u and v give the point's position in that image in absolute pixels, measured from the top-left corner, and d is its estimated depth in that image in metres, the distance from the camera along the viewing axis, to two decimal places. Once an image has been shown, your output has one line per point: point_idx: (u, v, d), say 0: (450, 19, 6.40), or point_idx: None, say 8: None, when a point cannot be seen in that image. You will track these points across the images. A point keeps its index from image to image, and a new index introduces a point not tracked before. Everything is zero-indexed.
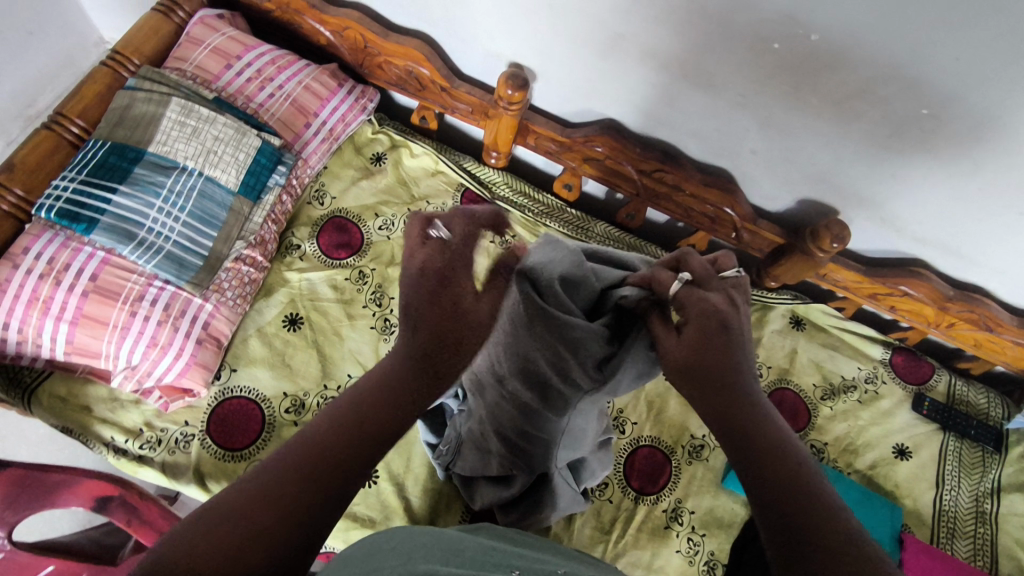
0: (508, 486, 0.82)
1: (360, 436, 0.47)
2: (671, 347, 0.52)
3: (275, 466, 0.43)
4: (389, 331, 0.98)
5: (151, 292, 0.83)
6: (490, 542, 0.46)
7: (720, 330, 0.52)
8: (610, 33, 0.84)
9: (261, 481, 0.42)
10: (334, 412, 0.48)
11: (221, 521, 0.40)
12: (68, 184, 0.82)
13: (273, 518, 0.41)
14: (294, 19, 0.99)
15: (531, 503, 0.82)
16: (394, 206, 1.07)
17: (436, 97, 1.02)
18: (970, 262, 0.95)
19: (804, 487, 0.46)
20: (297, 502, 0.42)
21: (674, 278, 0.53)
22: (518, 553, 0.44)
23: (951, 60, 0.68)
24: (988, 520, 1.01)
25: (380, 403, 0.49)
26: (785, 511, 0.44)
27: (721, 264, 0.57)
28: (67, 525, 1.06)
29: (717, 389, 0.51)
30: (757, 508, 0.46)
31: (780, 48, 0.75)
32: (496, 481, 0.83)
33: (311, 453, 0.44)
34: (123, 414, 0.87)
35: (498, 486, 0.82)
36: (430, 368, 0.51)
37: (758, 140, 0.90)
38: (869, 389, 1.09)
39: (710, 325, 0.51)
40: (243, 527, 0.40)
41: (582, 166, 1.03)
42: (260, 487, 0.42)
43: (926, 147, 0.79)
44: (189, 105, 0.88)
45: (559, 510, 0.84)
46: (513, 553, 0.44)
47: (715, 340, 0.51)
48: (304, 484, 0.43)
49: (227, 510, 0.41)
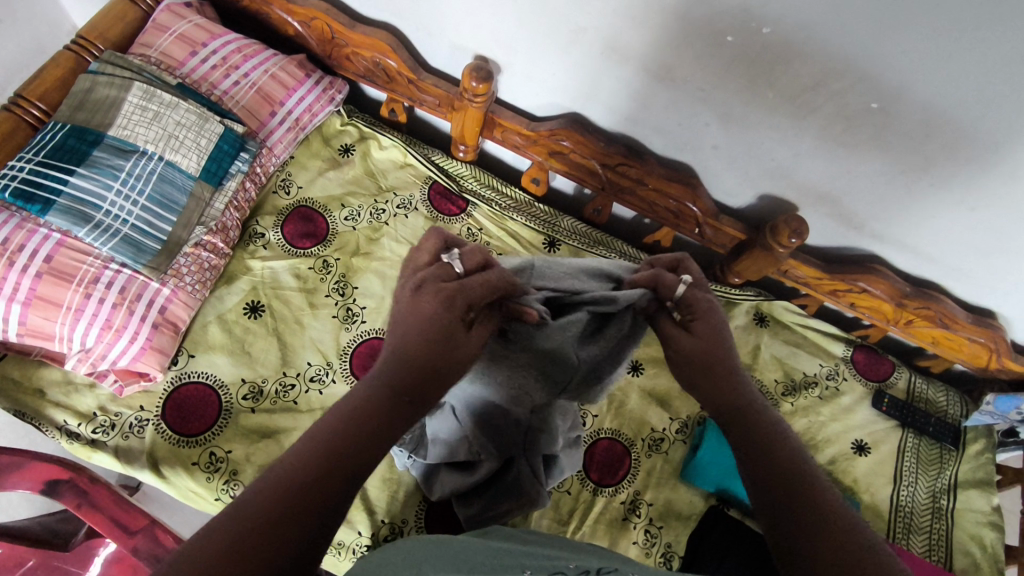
0: (470, 473, 0.79)
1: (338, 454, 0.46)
2: (682, 339, 0.61)
3: (254, 495, 0.43)
4: (351, 320, 0.98)
5: (107, 274, 0.83)
6: (501, 545, 0.47)
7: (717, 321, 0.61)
8: (571, 25, 0.85)
9: (240, 513, 0.42)
10: (324, 429, 0.48)
11: (209, 554, 0.39)
12: (25, 165, 0.81)
13: (280, 527, 0.42)
14: (263, 9, 1.00)
15: (495, 495, 0.78)
16: (360, 197, 1.08)
17: (403, 89, 1.03)
18: (925, 259, 0.96)
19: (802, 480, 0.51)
20: (287, 525, 0.42)
21: (677, 282, 0.62)
22: (526, 555, 0.45)
23: (899, 53, 0.69)
24: (944, 515, 1.02)
25: (358, 424, 0.48)
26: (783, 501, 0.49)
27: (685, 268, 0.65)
28: (22, 512, 1.05)
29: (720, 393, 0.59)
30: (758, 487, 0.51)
31: (734, 41, 0.76)
32: (459, 469, 0.80)
33: (294, 477, 0.44)
34: (77, 398, 0.86)
35: (462, 475, 0.79)
36: (403, 388, 0.51)
37: (717, 134, 0.91)
38: (830, 385, 1.10)
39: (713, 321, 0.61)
40: (251, 537, 0.41)
41: (548, 160, 1.04)
42: (239, 516, 0.41)
43: (879, 141, 0.81)
44: (152, 91, 0.89)
45: (532, 503, 0.78)
46: (524, 555, 0.45)
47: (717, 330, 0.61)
48: (289, 506, 0.43)
49: (233, 518, 0.41)
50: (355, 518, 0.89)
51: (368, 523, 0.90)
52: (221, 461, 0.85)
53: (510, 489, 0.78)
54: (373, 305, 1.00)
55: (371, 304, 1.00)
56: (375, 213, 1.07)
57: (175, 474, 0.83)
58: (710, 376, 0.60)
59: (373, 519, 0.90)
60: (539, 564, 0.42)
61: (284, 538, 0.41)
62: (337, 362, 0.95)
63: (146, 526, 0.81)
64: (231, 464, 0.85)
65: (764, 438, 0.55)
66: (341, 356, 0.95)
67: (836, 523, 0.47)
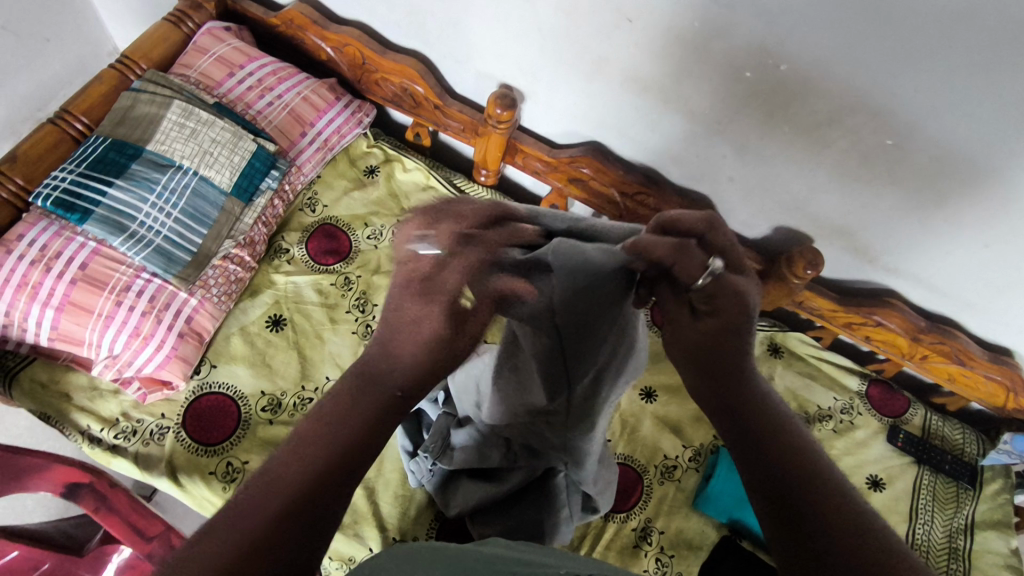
0: (498, 483, 0.79)
1: (302, 475, 0.44)
2: (687, 329, 0.55)
3: (260, 485, 0.43)
4: (369, 336, 0.99)
5: (138, 283, 0.86)
6: (496, 550, 0.48)
7: (741, 318, 0.53)
8: (593, 56, 0.88)
9: (251, 500, 0.42)
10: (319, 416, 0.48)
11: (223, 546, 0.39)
12: (67, 175, 0.85)
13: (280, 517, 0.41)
14: (298, 34, 1.04)
15: (520, 511, 0.78)
16: (384, 217, 1.10)
17: (429, 114, 1.06)
18: (941, 294, 0.97)
19: (819, 465, 0.49)
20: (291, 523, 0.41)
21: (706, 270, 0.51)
22: (520, 561, 0.46)
23: (914, 89, 0.71)
24: (961, 556, 1.01)
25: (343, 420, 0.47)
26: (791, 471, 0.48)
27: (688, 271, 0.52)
28: (36, 517, 1.06)
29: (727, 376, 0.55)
30: (762, 466, 0.49)
31: (753, 76, 0.79)
32: (486, 480, 0.80)
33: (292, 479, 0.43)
34: (101, 403, 0.88)
35: (490, 484, 0.79)
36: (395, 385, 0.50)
37: (735, 166, 0.93)
38: (844, 419, 1.10)
39: (726, 306, 0.53)
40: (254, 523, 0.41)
41: (567, 186, 1.06)
42: (243, 508, 0.42)
43: (894, 176, 0.82)
44: (190, 109, 0.92)
45: (556, 528, 0.78)
46: (515, 562, 0.46)
47: (731, 315, 0.53)
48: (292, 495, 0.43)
49: (233, 509, 0.42)
50: (367, 533, 0.90)
51: (379, 540, 0.90)
52: (237, 471, 0.85)
53: (541, 500, 0.78)
54: None
55: None
56: None
57: (193, 483, 0.84)
58: (722, 359, 0.55)
59: (384, 536, 0.90)
60: (529, 570, 0.44)
61: (294, 527, 0.41)
62: None
63: (162, 531, 0.83)
64: (246, 475, 0.86)
65: (772, 428, 0.52)
66: None
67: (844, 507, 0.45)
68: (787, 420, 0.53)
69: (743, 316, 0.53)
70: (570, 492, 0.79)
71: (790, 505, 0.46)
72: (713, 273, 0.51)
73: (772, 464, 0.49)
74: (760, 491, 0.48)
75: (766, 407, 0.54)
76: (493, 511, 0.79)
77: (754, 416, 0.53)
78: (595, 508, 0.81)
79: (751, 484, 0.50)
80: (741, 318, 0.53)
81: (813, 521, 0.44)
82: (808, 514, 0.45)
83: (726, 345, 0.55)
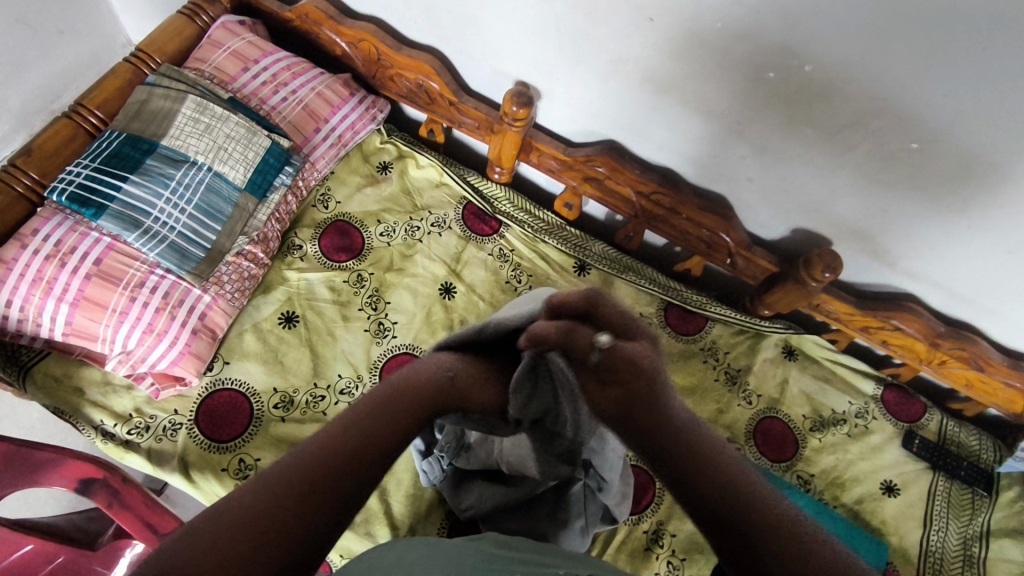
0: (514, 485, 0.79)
1: (321, 479, 0.51)
2: (598, 398, 0.56)
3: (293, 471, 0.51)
4: (382, 334, 0.99)
5: (152, 279, 0.85)
6: (496, 551, 0.52)
7: (647, 378, 0.55)
8: (612, 55, 0.86)
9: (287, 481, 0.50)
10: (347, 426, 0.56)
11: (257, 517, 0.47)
12: (82, 170, 0.85)
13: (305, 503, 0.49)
14: (313, 29, 1.04)
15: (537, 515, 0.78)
16: (396, 214, 1.09)
17: (443, 111, 1.05)
18: (961, 299, 0.95)
19: (743, 483, 0.54)
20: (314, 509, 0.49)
21: (593, 344, 0.53)
22: (518, 561, 0.50)
23: (941, 94, 0.70)
24: (976, 564, 0.99)
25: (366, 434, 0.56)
26: (728, 505, 0.52)
27: (582, 338, 0.53)
28: (49, 509, 1.07)
29: (641, 419, 0.56)
30: (700, 505, 0.53)
31: (775, 77, 0.77)
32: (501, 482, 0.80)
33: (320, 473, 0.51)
34: (114, 399, 0.88)
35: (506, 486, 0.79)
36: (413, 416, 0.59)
37: (754, 167, 0.91)
38: (860, 423, 1.08)
39: (633, 372, 0.54)
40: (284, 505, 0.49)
41: (582, 185, 1.04)
42: (276, 491, 0.50)
43: (917, 180, 0.80)
44: (204, 103, 0.92)
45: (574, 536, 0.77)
46: (517, 563, 0.49)
47: (637, 378, 0.55)
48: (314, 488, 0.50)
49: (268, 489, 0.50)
50: (377, 532, 0.89)
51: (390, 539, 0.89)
52: (249, 468, 0.85)
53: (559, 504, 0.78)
54: (404, 321, 1.01)
55: (402, 319, 1.01)
56: (410, 230, 1.08)
57: (205, 480, 0.84)
58: (635, 403, 0.55)
59: (395, 535, 0.90)
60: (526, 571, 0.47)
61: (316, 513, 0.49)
62: (366, 376, 0.96)
63: (176, 527, 0.86)
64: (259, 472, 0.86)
65: (692, 456, 0.55)
66: (371, 370, 0.96)
67: (783, 526, 0.51)
68: (697, 438, 0.57)
69: (650, 371, 0.54)
70: (588, 502, 0.78)
71: (744, 544, 0.50)
72: (605, 343, 0.53)
73: (709, 499, 0.53)
74: (712, 532, 0.52)
75: (681, 430, 0.56)
76: (509, 512, 0.79)
77: (676, 447, 0.56)
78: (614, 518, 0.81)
79: (702, 522, 0.53)
80: (650, 372, 0.54)
81: (768, 553, 0.49)
82: (760, 544, 0.50)
83: (637, 397, 0.55)
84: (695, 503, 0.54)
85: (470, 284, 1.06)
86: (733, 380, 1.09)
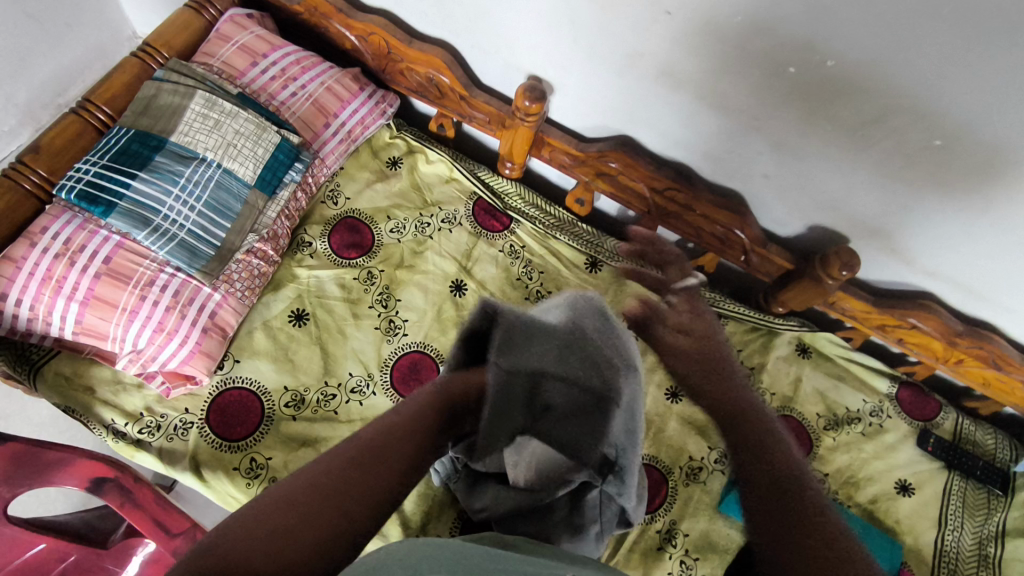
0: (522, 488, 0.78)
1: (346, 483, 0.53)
2: (677, 358, 0.81)
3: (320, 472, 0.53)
4: (392, 332, 0.98)
5: (162, 277, 0.85)
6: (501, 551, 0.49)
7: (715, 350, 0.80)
8: (627, 49, 0.85)
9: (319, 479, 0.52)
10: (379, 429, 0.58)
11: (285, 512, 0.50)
12: (91, 167, 0.84)
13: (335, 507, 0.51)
14: (322, 22, 1.02)
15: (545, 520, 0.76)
16: (406, 210, 1.08)
17: (454, 105, 1.04)
18: (980, 297, 0.94)
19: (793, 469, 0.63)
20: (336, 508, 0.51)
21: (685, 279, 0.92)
22: (526, 561, 0.48)
23: (968, 89, 0.68)
24: (991, 564, 0.98)
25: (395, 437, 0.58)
26: (774, 474, 0.62)
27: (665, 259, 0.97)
28: (59, 506, 1.07)
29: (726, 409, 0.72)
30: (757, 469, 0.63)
31: (796, 72, 0.76)
32: (510, 484, 0.79)
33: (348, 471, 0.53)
34: (125, 398, 0.87)
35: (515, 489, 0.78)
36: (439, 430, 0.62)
37: (770, 164, 0.90)
38: (874, 422, 1.07)
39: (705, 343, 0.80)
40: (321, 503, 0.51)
41: (595, 181, 1.03)
42: (311, 485, 0.52)
43: (939, 177, 0.79)
44: (213, 99, 0.91)
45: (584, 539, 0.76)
46: (525, 563, 0.48)
47: (708, 345, 0.80)
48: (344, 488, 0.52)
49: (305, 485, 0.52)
50: (389, 530, 0.89)
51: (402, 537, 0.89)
52: (261, 467, 0.85)
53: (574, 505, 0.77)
54: (415, 319, 1.00)
55: (413, 317, 1.00)
56: (420, 226, 1.07)
57: (217, 479, 0.84)
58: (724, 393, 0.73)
59: (406, 532, 0.89)
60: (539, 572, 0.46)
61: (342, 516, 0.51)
62: (377, 374, 0.95)
63: (189, 528, 0.82)
64: (270, 472, 0.85)
65: (762, 439, 0.66)
66: (382, 368, 0.95)
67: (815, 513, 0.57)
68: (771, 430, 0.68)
69: (717, 350, 0.80)
70: (603, 508, 0.78)
71: (780, 500, 0.59)
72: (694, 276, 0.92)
73: (760, 470, 0.62)
74: (757, 488, 0.61)
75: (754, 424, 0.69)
76: (517, 518, 0.76)
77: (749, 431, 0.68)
78: (630, 521, 0.78)
79: (748, 486, 0.62)
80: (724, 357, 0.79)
81: (796, 522, 0.56)
82: (796, 509, 0.58)
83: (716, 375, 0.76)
84: (756, 468, 0.63)
85: (480, 281, 1.05)
86: (747, 378, 1.08)
